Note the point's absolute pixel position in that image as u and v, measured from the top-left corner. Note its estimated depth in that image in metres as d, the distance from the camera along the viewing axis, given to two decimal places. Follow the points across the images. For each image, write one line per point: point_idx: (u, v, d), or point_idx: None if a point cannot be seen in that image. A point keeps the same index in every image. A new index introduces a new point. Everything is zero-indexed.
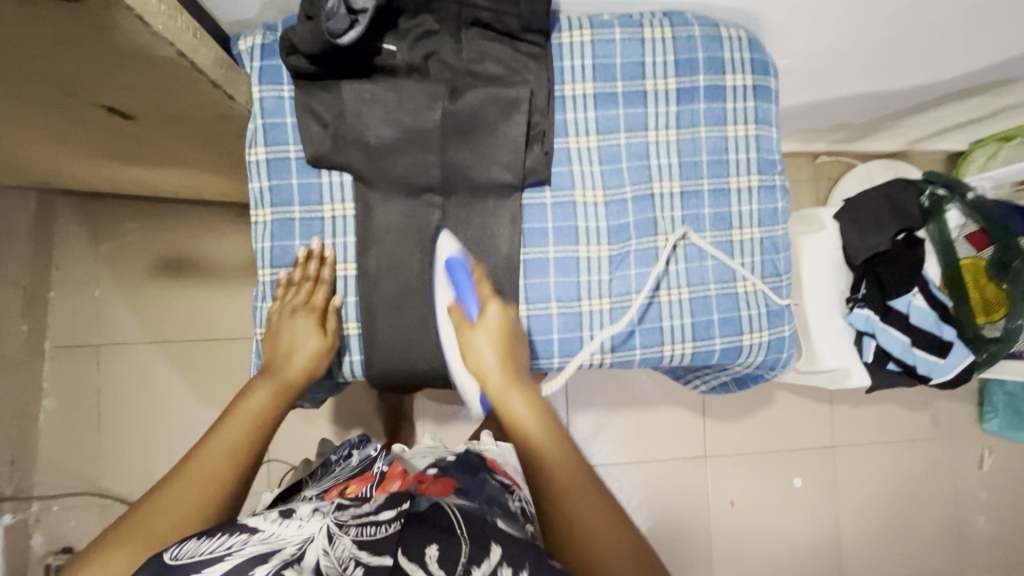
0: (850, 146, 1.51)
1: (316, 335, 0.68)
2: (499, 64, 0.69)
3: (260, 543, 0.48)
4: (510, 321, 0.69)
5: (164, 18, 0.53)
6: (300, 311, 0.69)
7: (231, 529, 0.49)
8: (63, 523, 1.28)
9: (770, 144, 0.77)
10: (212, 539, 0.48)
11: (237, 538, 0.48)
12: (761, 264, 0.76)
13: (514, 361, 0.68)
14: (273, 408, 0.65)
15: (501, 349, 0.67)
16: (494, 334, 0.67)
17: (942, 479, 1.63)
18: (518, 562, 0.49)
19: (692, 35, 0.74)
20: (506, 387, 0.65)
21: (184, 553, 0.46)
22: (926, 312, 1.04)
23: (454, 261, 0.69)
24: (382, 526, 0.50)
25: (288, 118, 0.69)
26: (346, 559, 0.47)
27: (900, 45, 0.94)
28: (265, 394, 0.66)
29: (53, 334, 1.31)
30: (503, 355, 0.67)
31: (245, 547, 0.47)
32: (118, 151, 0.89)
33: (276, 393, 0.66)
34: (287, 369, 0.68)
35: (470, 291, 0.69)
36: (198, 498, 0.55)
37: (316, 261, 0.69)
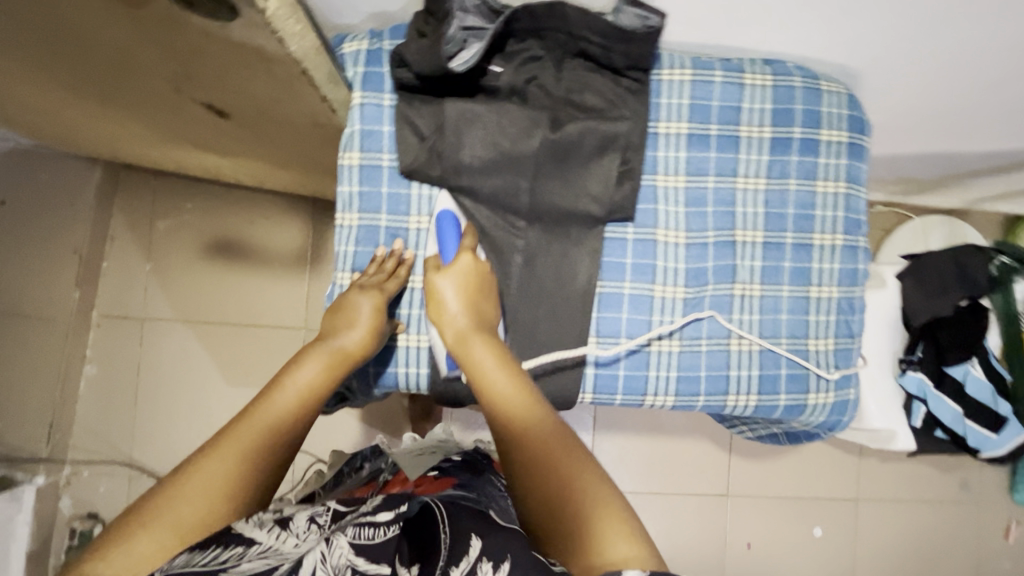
0: (908, 198, 1.48)
1: (377, 316, 0.66)
2: (599, 97, 0.69)
3: (257, 559, 0.45)
4: (482, 273, 0.66)
5: (299, 38, 0.54)
6: (370, 293, 0.66)
7: (224, 539, 0.45)
8: (93, 488, 1.30)
9: (858, 204, 0.76)
10: (205, 550, 0.44)
11: (233, 552, 0.45)
12: (836, 323, 0.75)
13: (480, 310, 0.64)
14: (323, 383, 0.59)
15: (467, 296, 0.64)
16: (462, 279, 0.65)
17: (965, 545, 1.60)
18: (499, 556, 0.47)
19: (791, 86, 0.73)
20: (467, 331, 0.62)
21: (175, 567, 0.43)
22: (984, 384, 1.03)
23: (445, 215, 0.68)
24: (380, 530, 0.49)
25: (385, 127, 0.68)
26: (342, 568, 0.46)
27: (988, 112, 0.92)
28: (318, 365, 0.60)
29: (101, 303, 1.34)
30: (469, 302, 0.64)
31: (241, 563, 0.44)
32: (199, 139, 0.90)
33: (328, 366, 0.61)
34: (343, 341, 0.63)
35: (453, 241, 0.67)
36: (233, 487, 0.49)
37: (397, 261, 0.69)
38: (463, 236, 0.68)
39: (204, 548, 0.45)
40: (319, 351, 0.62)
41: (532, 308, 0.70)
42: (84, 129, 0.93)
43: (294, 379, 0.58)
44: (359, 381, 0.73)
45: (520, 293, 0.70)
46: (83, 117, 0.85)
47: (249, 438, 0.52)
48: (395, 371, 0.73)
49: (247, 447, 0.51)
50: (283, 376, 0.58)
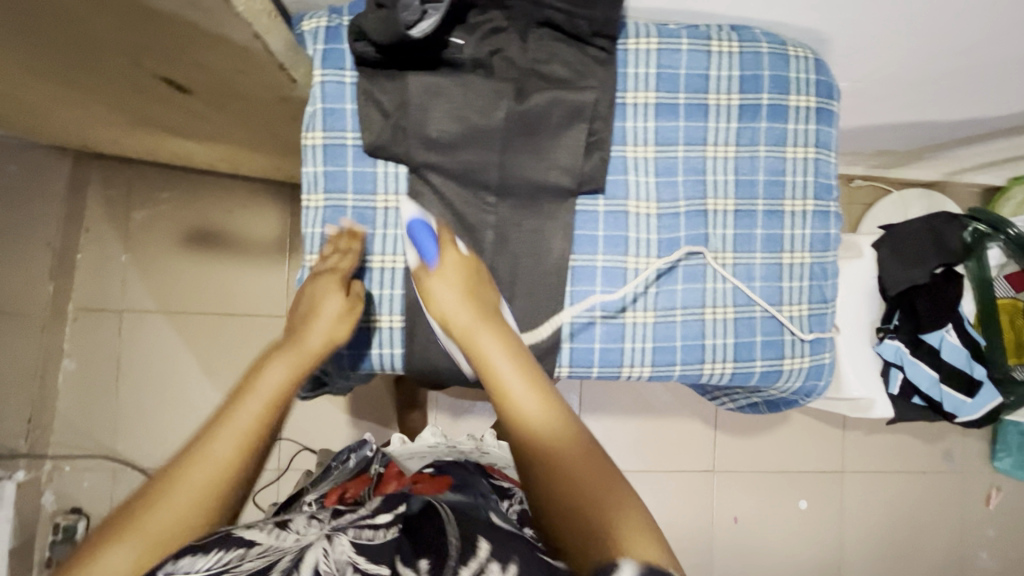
0: (886, 172, 1.49)
1: (336, 296, 0.64)
2: (566, 67, 0.68)
3: (259, 558, 0.44)
4: (472, 268, 0.62)
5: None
6: (325, 279, 0.65)
7: (228, 543, 0.45)
8: (76, 482, 1.30)
9: (827, 169, 0.76)
10: (207, 554, 0.44)
11: (235, 554, 0.44)
12: (809, 289, 0.75)
13: (480, 297, 0.61)
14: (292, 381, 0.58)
15: (463, 288, 0.60)
16: (452, 276, 0.61)
17: (949, 512, 1.63)
18: (506, 556, 0.44)
19: (759, 52, 0.73)
20: (472, 325, 0.58)
21: (177, 568, 0.42)
22: (960, 350, 1.04)
23: (415, 222, 0.64)
24: (380, 531, 0.48)
25: (348, 105, 0.67)
26: (344, 565, 0.43)
27: (960, 79, 0.92)
28: (286, 365, 0.59)
29: (77, 297, 1.32)
30: (467, 295, 0.60)
31: (243, 563, 0.43)
32: (164, 123, 0.88)
33: (298, 363, 0.60)
34: (305, 338, 0.62)
35: (429, 244, 0.62)
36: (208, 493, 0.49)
37: (349, 237, 0.67)
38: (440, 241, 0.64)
39: (206, 553, 0.43)
40: (287, 349, 0.60)
41: (507, 286, 0.69)
42: (46, 114, 0.91)
43: (262, 380, 0.57)
44: (333, 364, 0.72)
45: (492, 269, 0.69)
46: (42, 101, 0.83)
47: (218, 445, 0.51)
48: (367, 353, 0.72)
49: (216, 452, 0.50)
50: (251, 378, 0.57)
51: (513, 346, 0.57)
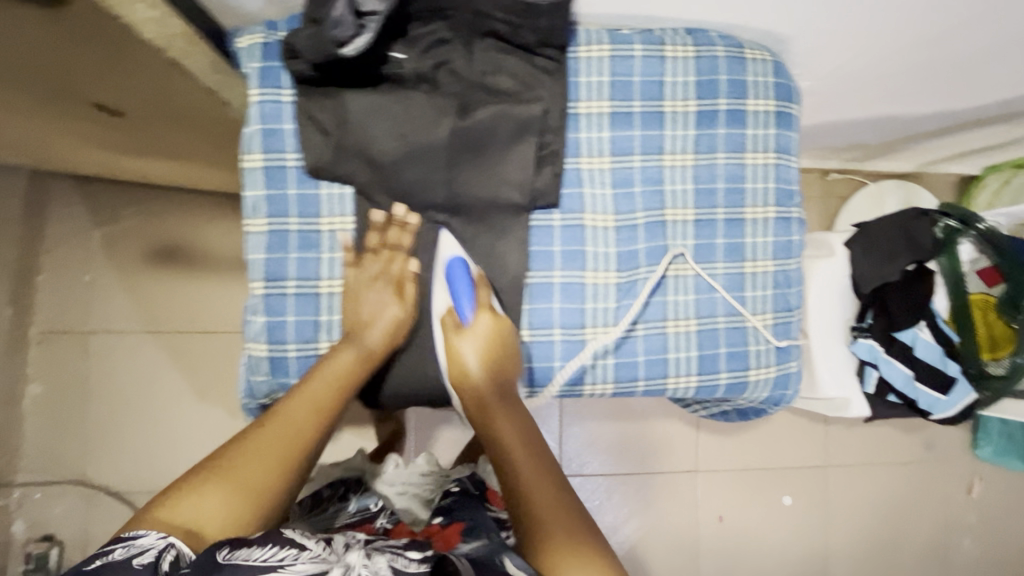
0: (861, 165, 1.48)
1: (396, 303, 0.65)
2: (513, 79, 0.65)
3: (308, 562, 0.50)
4: (503, 331, 0.65)
5: (154, 24, 0.50)
6: (384, 286, 0.65)
7: (280, 541, 0.51)
8: (47, 509, 1.27)
9: (789, 174, 0.74)
10: (263, 548, 0.50)
11: (288, 552, 0.50)
12: (772, 298, 0.74)
13: (500, 368, 0.65)
14: (353, 378, 0.63)
15: (487, 359, 0.64)
16: (482, 343, 0.64)
17: (932, 501, 1.63)
18: None
19: (715, 56, 0.71)
20: (490, 406, 0.64)
21: (235, 557, 0.48)
22: (933, 347, 1.03)
23: (455, 262, 0.65)
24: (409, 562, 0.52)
25: (287, 124, 0.65)
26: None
27: (926, 74, 0.91)
28: (347, 360, 0.63)
29: (40, 320, 1.26)
30: (488, 366, 0.64)
31: (295, 563, 0.49)
32: (109, 143, 0.85)
33: (360, 359, 0.64)
34: (367, 342, 0.64)
35: (466, 295, 0.65)
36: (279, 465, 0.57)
37: (399, 229, 0.66)
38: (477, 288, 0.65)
39: (260, 546, 0.50)
40: (349, 343, 0.64)
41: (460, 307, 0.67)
42: None
43: (326, 372, 0.62)
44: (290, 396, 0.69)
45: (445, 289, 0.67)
46: None
47: (293, 420, 0.59)
48: None
49: (290, 426, 0.59)
50: (318, 367, 0.63)
51: (525, 427, 0.63)
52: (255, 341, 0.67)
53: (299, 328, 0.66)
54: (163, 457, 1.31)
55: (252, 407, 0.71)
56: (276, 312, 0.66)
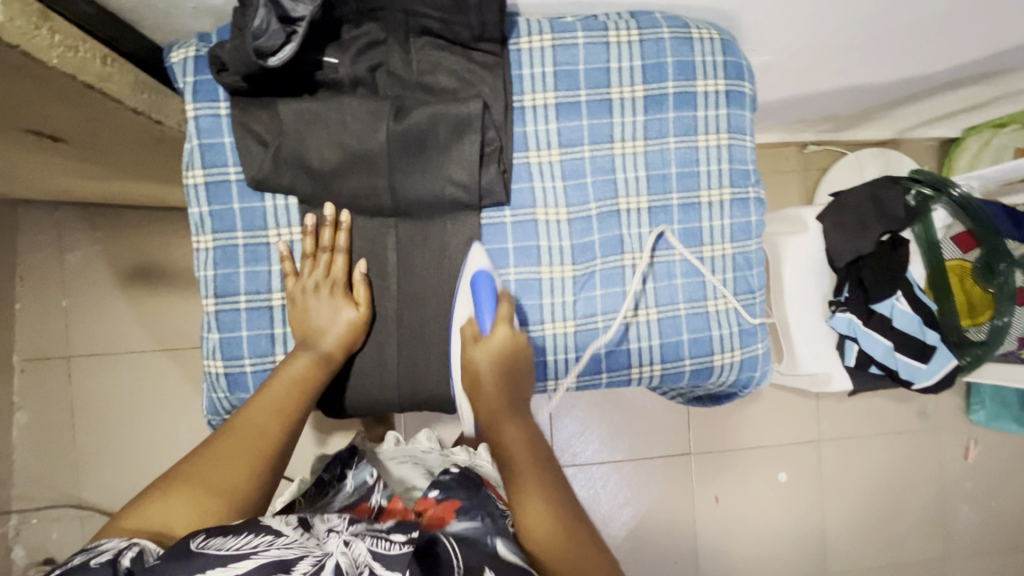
0: (838, 135, 1.46)
1: (346, 308, 0.65)
2: (452, 76, 0.64)
3: (285, 547, 0.45)
4: (517, 345, 0.66)
5: (62, 49, 0.48)
6: (332, 292, 0.65)
7: (257, 527, 0.47)
8: (44, 534, 1.28)
9: (743, 154, 0.73)
10: (237, 536, 0.46)
11: (262, 538, 0.45)
12: (733, 281, 0.73)
13: (513, 386, 0.66)
14: (312, 379, 0.63)
15: (500, 372, 0.65)
16: (497, 354, 0.65)
17: (928, 469, 1.63)
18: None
19: (660, 38, 0.69)
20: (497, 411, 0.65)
21: (209, 545, 0.44)
22: (911, 317, 1.01)
23: (481, 276, 0.65)
24: (396, 543, 0.47)
25: (226, 138, 0.64)
26: (363, 565, 0.45)
27: (887, 39, 0.89)
28: (303, 361, 0.63)
29: (21, 347, 1.28)
30: (500, 376, 0.65)
31: (270, 548, 0.45)
32: (62, 169, 0.84)
33: (316, 360, 0.63)
34: (322, 343, 0.64)
35: (489, 307, 0.65)
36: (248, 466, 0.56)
37: (333, 229, 0.65)
38: (499, 302, 0.66)
39: (235, 535, 0.46)
40: (304, 346, 0.64)
41: (415, 311, 0.67)
42: None
43: (284, 375, 0.62)
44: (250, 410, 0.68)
45: (400, 292, 0.67)
46: None
47: (258, 423, 0.59)
48: None
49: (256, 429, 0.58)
50: (276, 372, 0.62)
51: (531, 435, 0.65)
52: (212, 358, 0.66)
53: (253, 342, 0.66)
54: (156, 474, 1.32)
55: (218, 424, 0.70)
56: (230, 327, 0.66)
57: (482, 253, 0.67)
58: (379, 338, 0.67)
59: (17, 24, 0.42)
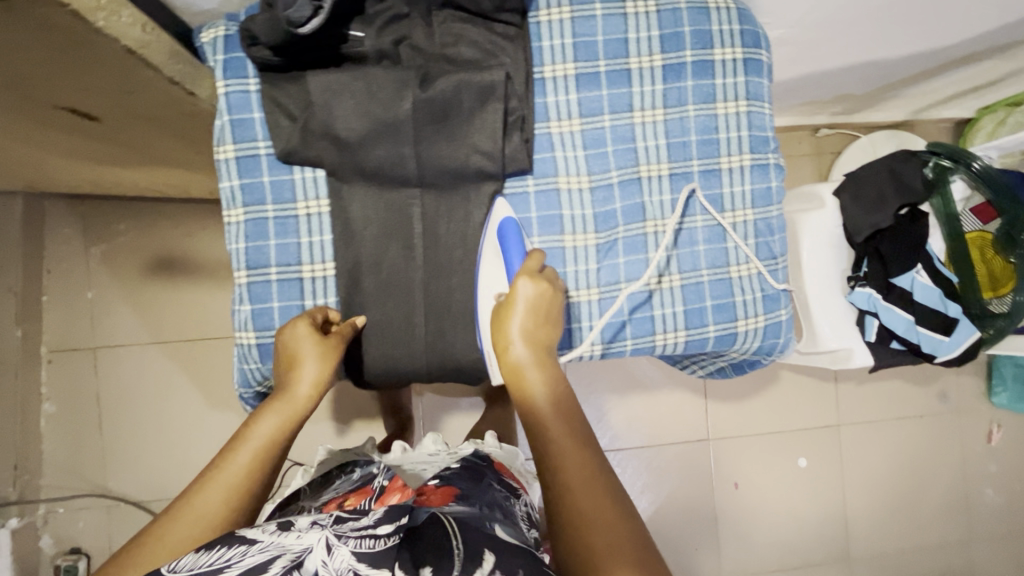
0: (852, 118, 1.46)
1: (315, 358, 0.63)
2: (474, 48, 0.65)
3: (259, 553, 0.46)
4: (546, 294, 0.64)
5: (106, 13, 0.48)
6: (309, 340, 0.64)
7: (230, 540, 0.48)
8: (72, 523, 1.30)
9: (762, 121, 0.73)
10: (211, 551, 0.47)
11: (236, 550, 0.47)
12: (755, 247, 0.73)
13: (539, 341, 0.63)
14: (281, 439, 0.60)
15: (529, 324, 0.63)
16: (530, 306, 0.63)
17: (951, 452, 1.61)
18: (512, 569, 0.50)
19: (677, 8, 0.70)
20: (525, 363, 0.62)
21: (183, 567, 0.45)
22: (931, 290, 1.01)
23: (508, 223, 0.67)
24: (380, 539, 0.49)
25: (256, 113, 0.65)
26: (344, 571, 0.46)
27: (901, 11, 0.89)
28: (274, 422, 0.60)
29: (49, 339, 1.31)
30: (529, 329, 0.63)
31: (244, 558, 0.46)
32: (92, 155, 0.87)
33: (288, 419, 0.61)
34: (295, 393, 0.62)
35: (517, 255, 0.66)
36: (206, 534, 0.52)
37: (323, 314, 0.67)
38: (528, 255, 0.66)
39: (207, 550, 0.47)
40: (278, 404, 0.61)
41: (441, 280, 0.68)
42: None
43: (253, 438, 0.58)
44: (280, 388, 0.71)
45: (426, 263, 0.68)
46: None
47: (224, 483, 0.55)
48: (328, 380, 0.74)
49: (224, 488, 0.54)
50: (243, 434, 0.59)
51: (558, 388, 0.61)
52: (243, 329, 0.68)
53: (285, 313, 0.68)
54: (179, 463, 1.34)
55: (249, 396, 0.72)
56: (262, 299, 0.68)
57: (508, 206, 0.69)
58: (407, 307, 0.68)
59: None
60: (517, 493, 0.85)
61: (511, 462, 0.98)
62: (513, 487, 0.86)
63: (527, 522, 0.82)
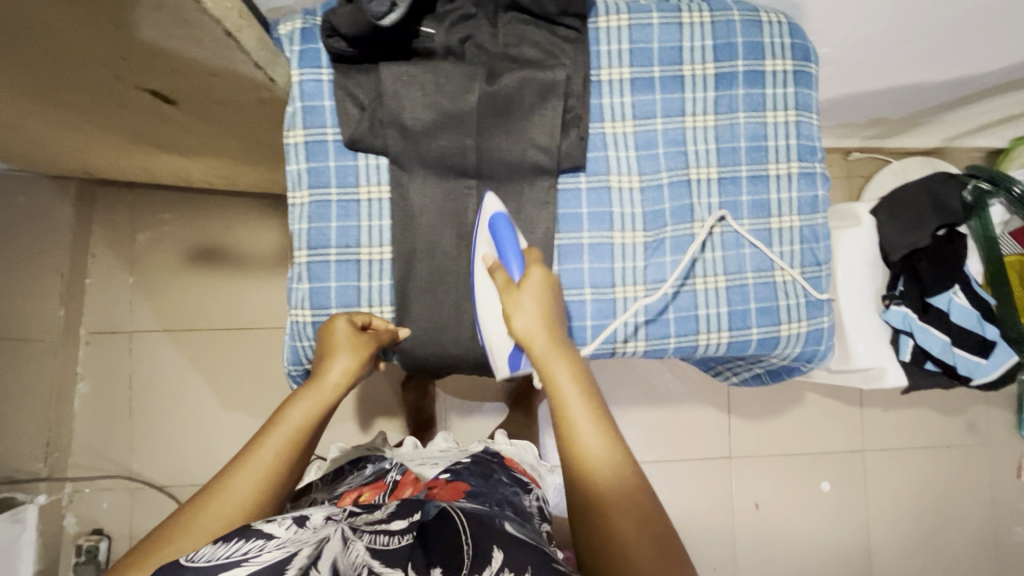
0: (884, 143, 1.47)
1: (348, 349, 0.65)
2: (536, 48, 0.68)
3: (276, 549, 0.46)
4: (553, 284, 0.64)
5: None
6: (344, 326, 0.66)
7: (247, 534, 0.47)
8: (96, 504, 1.31)
9: (810, 131, 0.75)
10: (228, 544, 0.46)
11: (253, 544, 0.46)
12: (800, 253, 0.75)
13: (556, 327, 0.62)
14: (311, 427, 0.61)
15: (547, 312, 0.62)
16: (539, 295, 0.62)
17: (979, 485, 1.57)
18: (521, 567, 0.51)
19: (731, 20, 0.73)
20: (549, 352, 0.60)
21: (198, 557, 0.45)
22: (969, 310, 1.01)
23: (498, 218, 0.66)
24: (394, 536, 0.51)
25: (327, 101, 0.69)
26: (360, 565, 0.47)
27: (943, 34, 0.91)
28: (305, 407, 0.61)
29: (89, 321, 1.34)
30: (547, 316, 0.61)
31: (262, 553, 0.45)
32: (156, 142, 0.91)
33: (317, 407, 0.62)
34: (329, 379, 0.63)
35: (512, 251, 0.65)
36: (241, 515, 0.54)
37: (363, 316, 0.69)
38: (524, 251, 0.65)
39: (225, 543, 0.46)
40: (308, 393, 0.62)
41: None
42: (43, 144, 0.93)
43: (284, 425, 0.60)
44: None
45: None
46: (40, 131, 0.86)
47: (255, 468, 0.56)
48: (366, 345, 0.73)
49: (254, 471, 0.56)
50: (277, 418, 0.60)
51: (586, 386, 0.59)
52: (300, 307, 0.71)
53: (341, 293, 0.71)
54: (204, 451, 1.35)
55: (297, 374, 0.75)
56: (320, 278, 0.71)
57: (497, 199, 0.67)
58: (458, 294, 0.70)
59: None
60: (529, 487, 0.86)
61: (520, 458, 0.99)
62: (523, 481, 0.86)
63: (540, 516, 0.82)
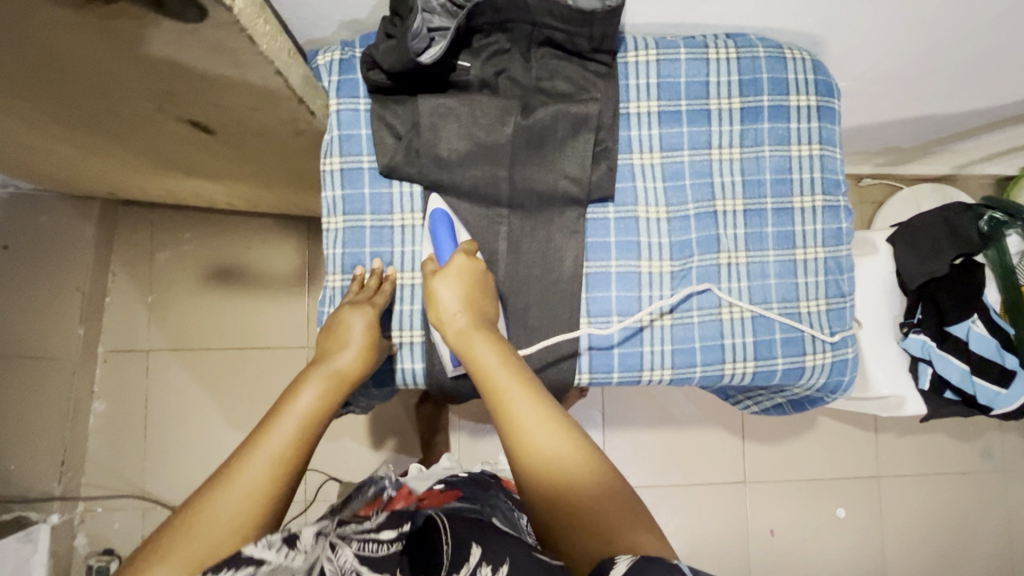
0: (895, 169, 1.49)
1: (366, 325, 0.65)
2: (568, 82, 0.70)
3: None
4: (478, 272, 0.65)
5: (268, 39, 0.55)
6: (360, 310, 0.66)
7: (234, 560, 0.45)
8: (107, 523, 1.31)
9: (834, 165, 0.77)
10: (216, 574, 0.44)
11: None
12: (824, 285, 0.75)
13: (478, 308, 0.63)
14: (324, 409, 0.58)
15: (466, 296, 0.63)
16: (460, 281, 0.63)
17: (996, 513, 1.56)
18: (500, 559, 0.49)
19: (756, 56, 0.74)
20: (468, 329, 0.60)
21: None
22: (988, 339, 1.01)
23: (438, 213, 0.68)
24: (383, 545, 0.55)
25: (363, 130, 0.71)
26: None
27: (959, 69, 0.93)
28: (318, 389, 0.59)
29: (106, 339, 1.35)
30: (467, 300, 0.62)
31: None
32: (187, 167, 0.92)
33: (329, 388, 0.59)
34: (339, 362, 0.62)
35: (447, 242, 0.67)
36: (257, 503, 0.49)
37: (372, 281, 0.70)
38: (458, 244, 0.68)
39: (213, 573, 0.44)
40: (317, 375, 0.60)
41: (521, 293, 0.71)
42: (76, 167, 0.95)
43: (295, 406, 0.56)
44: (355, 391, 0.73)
45: (506, 279, 0.70)
46: (75, 156, 0.88)
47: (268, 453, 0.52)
48: (391, 368, 0.73)
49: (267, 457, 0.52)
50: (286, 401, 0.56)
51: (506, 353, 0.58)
52: None
53: None
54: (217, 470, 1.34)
55: None
56: None
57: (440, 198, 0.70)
58: None
59: (248, 11, 0.50)
60: None
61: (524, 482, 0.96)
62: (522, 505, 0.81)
63: None
